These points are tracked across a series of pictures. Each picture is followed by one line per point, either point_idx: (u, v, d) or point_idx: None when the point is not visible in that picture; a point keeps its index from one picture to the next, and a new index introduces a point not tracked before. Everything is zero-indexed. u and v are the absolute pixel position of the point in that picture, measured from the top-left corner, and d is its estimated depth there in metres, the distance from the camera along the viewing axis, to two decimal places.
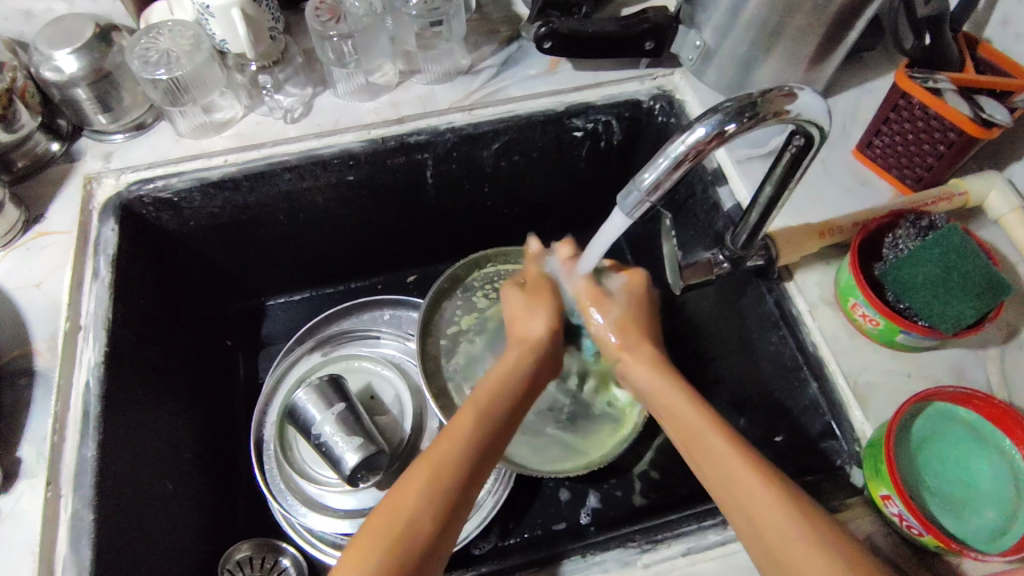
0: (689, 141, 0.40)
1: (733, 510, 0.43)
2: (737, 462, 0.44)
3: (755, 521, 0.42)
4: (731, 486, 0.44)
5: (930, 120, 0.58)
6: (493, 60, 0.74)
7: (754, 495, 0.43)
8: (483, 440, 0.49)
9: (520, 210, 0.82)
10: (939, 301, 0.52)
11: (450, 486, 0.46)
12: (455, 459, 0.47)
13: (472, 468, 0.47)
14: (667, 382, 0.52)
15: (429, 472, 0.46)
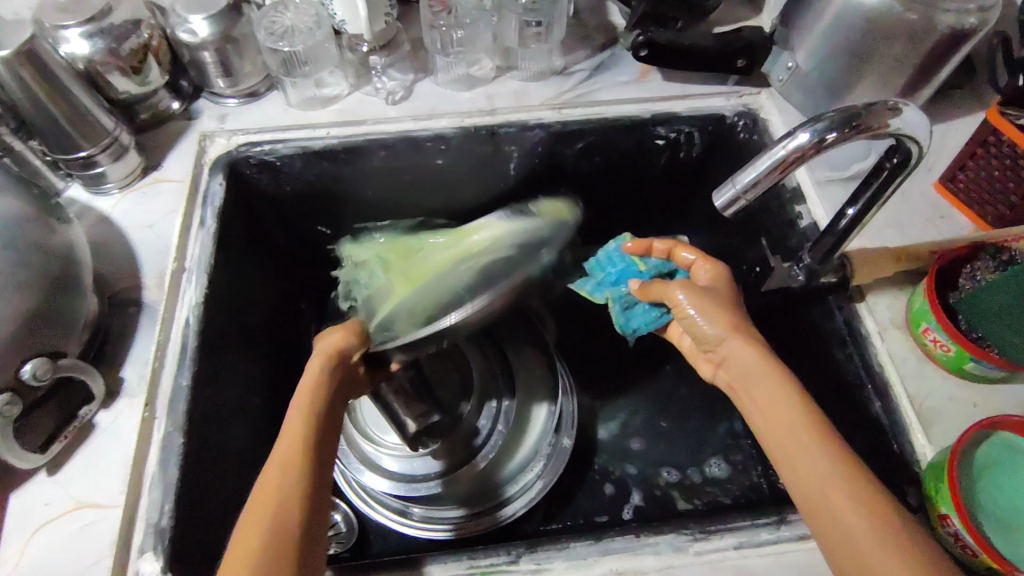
0: (790, 146, 0.42)
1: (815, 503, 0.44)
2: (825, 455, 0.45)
3: (821, 489, 0.44)
4: (815, 474, 0.44)
5: (1020, 158, 0.59)
6: (586, 64, 0.77)
7: (838, 484, 0.43)
8: (308, 461, 0.48)
9: (591, 210, 0.85)
10: (1015, 334, 0.53)
11: (293, 506, 0.45)
12: (283, 485, 0.45)
13: (309, 484, 0.46)
14: (763, 365, 0.52)
15: (274, 495, 0.45)
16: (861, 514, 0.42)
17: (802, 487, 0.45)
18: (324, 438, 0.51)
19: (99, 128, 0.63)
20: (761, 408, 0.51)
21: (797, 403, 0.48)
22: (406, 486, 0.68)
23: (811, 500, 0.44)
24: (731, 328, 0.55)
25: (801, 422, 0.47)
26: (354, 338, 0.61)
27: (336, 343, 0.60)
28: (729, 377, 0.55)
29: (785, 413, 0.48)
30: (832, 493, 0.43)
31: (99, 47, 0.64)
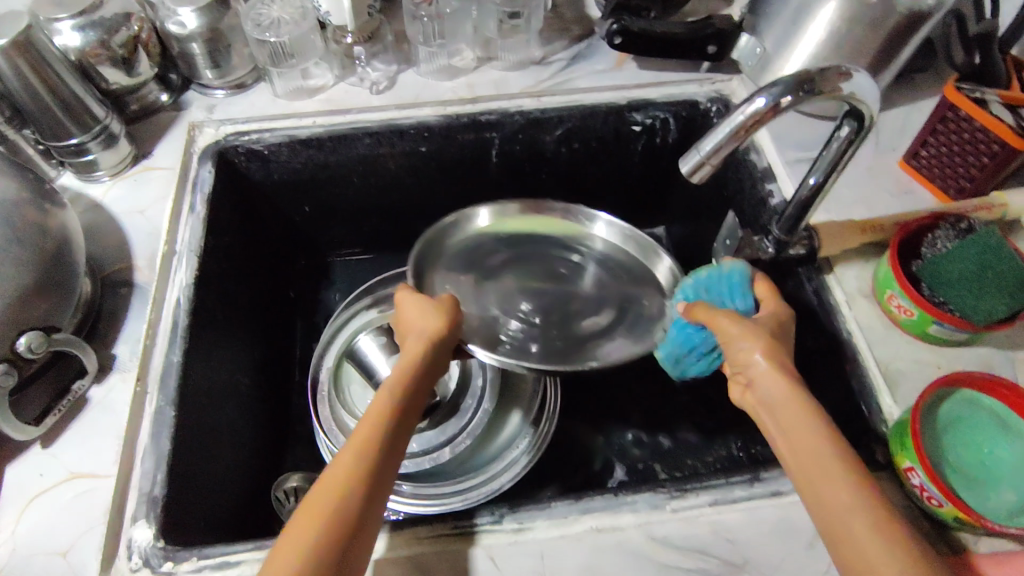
0: (748, 111, 0.44)
1: (842, 547, 0.40)
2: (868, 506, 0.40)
3: (858, 538, 0.39)
4: (848, 520, 0.40)
5: (975, 132, 0.61)
6: (563, 54, 0.80)
7: (874, 538, 0.39)
8: (382, 452, 0.47)
9: (573, 197, 0.87)
10: (972, 295, 0.55)
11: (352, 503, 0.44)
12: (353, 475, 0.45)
13: (375, 482, 0.46)
14: (796, 392, 0.45)
15: (333, 486, 0.45)
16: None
17: (835, 533, 0.41)
18: (400, 430, 0.50)
19: (90, 117, 0.65)
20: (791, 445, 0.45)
21: (833, 448, 0.43)
22: None
23: (841, 545, 0.40)
24: (767, 352, 0.48)
25: (841, 462, 0.42)
26: (445, 320, 0.57)
27: (427, 321, 0.56)
28: (752, 404, 0.48)
29: (816, 451, 0.43)
30: (869, 544, 0.39)
31: (90, 38, 0.66)
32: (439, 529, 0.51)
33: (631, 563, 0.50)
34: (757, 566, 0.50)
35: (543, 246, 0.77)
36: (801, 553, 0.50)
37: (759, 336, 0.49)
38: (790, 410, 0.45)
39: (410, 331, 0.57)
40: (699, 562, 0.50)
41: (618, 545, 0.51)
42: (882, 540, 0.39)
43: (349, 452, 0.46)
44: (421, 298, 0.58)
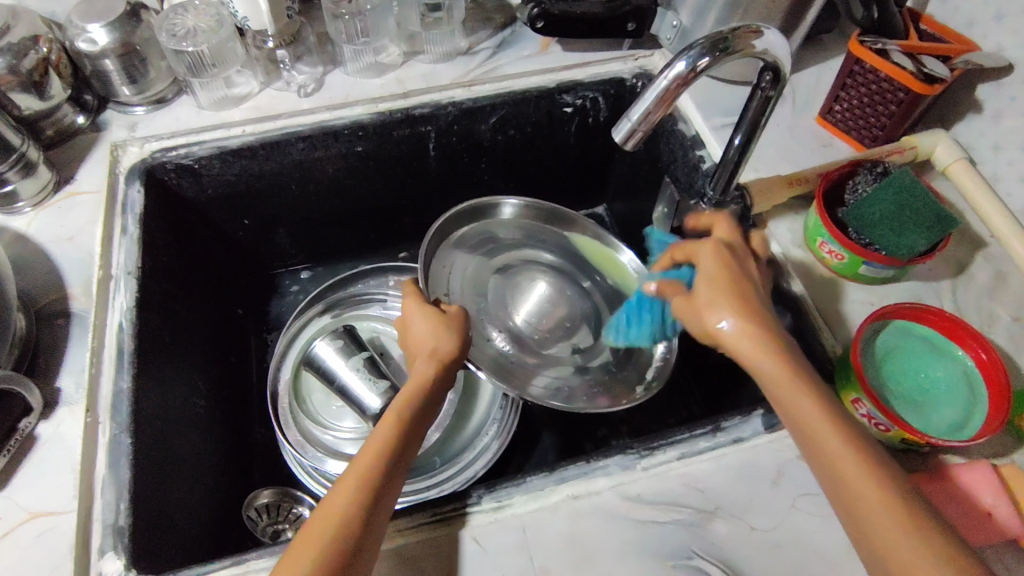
0: (671, 76, 0.46)
1: (847, 511, 0.41)
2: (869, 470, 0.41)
3: (859, 501, 0.41)
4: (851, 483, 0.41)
5: (881, 82, 0.66)
6: (489, 43, 0.81)
7: (875, 498, 0.40)
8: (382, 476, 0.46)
9: (514, 183, 0.89)
10: (895, 233, 0.59)
11: (348, 535, 0.43)
12: (351, 507, 0.44)
13: (375, 512, 0.45)
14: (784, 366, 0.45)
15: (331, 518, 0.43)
16: (910, 545, 0.38)
17: (839, 496, 0.42)
18: (404, 456, 0.49)
19: (4, 145, 0.61)
20: (787, 411, 0.45)
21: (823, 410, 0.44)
22: None
23: (851, 506, 0.41)
24: (738, 314, 0.47)
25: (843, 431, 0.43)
26: (449, 334, 0.56)
27: (436, 339, 0.55)
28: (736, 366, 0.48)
29: (811, 419, 0.43)
30: (871, 508, 0.40)
31: None
32: (420, 519, 0.51)
33: (610, 524, 0.51)
34: (728, 509, 0.52)
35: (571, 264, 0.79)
36: (767, 491, 0.53)
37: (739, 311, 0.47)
38: (781, 389, 0.45)
39: (419, 347, 0.56)
40: (674, 514, 0.52)
41: (595, 508, 0.52)
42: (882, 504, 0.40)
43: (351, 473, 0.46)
44: (424, 313, 0.58)
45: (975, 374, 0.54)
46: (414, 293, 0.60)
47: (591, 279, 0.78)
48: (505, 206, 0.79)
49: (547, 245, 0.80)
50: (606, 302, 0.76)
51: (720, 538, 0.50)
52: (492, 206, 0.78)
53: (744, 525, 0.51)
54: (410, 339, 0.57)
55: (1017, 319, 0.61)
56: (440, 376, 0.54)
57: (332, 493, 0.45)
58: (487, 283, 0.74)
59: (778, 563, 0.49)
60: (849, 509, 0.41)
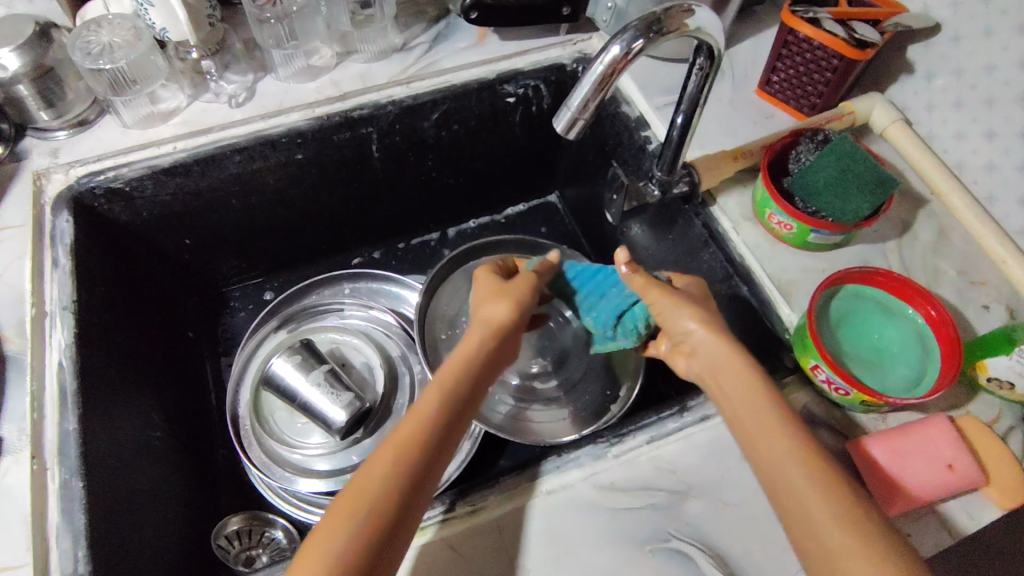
0: (607, 60, 0.46)
1: (786, 506, 0.41)
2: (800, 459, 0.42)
3: (795, 492, 0.41)
4: (787, 474, 0.42)
5: (815, 51, 0.66)
6: (424, 37, 0.79)
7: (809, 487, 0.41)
8: (416, 461, 0.45)
9: (465, 179, 0.87)
10: (840, 199, 0.60)
11: (397, 491, 0.44)
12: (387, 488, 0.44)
13: (419, 473, 0.45)
14: (735, 359, 0.47)
15: (362, 496, 0.43)
16: (836, 523, 0.39)
17: (775, 486, 0.42)
18: (453, 426, 0.48)
19: None
20: (734, 401, 0.46)
21: (770, 404, 0.45)
22: (339, 480, 0.67)
23: (783, 499, 0.41)
24: (701, 321, 0.51)
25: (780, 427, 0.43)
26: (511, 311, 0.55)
27: (494, 309, 0.55)
28: (698, 371, 0.50)
29: (745, 410, 0.45)
30: (814, 502, 0.40)
31: None
32: None
33: (586, 516, 0.51)
34: (701, 488, 0.52)
35: None
36: (737, 466, 0.53)
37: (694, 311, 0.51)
38: (732, 385, 0.46)
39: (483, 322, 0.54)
40: (647, 498, 0.52)
41: (569, 501, 0.52)
42: (821, 492, 0.40)
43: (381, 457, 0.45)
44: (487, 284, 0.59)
45: (926, 331, 0.56)
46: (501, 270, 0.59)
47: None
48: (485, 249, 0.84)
49: None
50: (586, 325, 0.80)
51: (695, 517, 0.51)
52: (472, 252, 0.83)
53: (717, 501, 0.52)
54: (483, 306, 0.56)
55: (961, 273, 0.63)
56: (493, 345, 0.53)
57: (368, 465, 0.45)
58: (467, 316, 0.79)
59: (752, 536, 0.50)
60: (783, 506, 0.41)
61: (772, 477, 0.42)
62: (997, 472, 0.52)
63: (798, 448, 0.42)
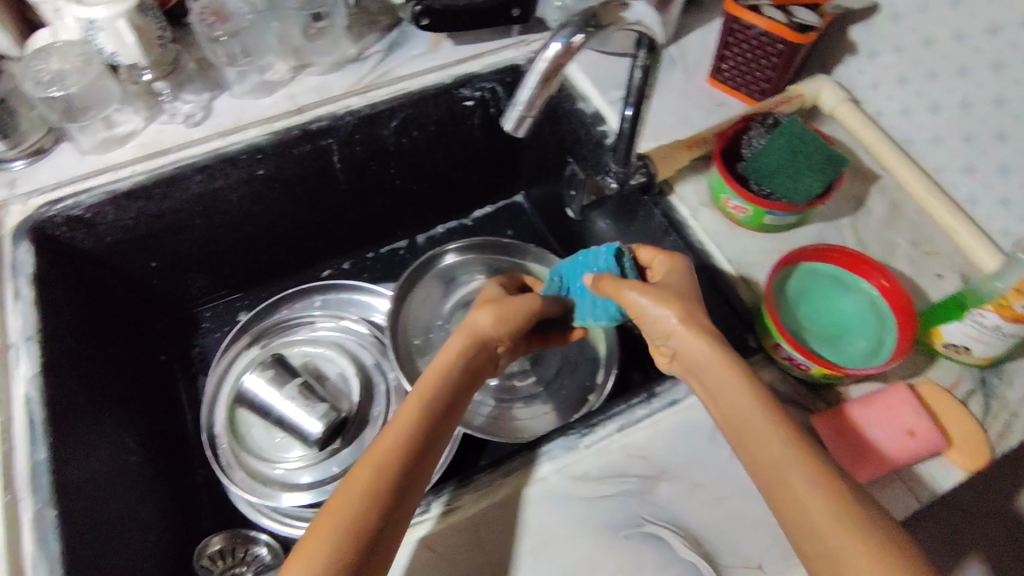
0: (549, 57, 0.46)
1: (788, 509, 0.42)
2: (797, 458, 0.43)
3: (795, 495, 0.42)
4: (785, 476, 0.43)
5: (759, 37, 0.67)
6: (378, 46, 0.79)
7: (809, 488, 0.42)
8: (402, 466, 0.46)
9: (429, 185, 0.88)
10: (791, 180, 0.61)
11: (384, 494, 0.45)
12: (366, 500, 0.44)
13: (404, 476, 0.46)
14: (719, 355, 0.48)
15: (340, 514, 0.43)
16: (835, 519, 0.40)
17: (785, 502, 0.42)
18: (433, 433, 0.50)
19: None
20: (721, 405, 0.47)
21: (769, 414, 0.45)
22: (322, 491, 0.66)
23: (785, 502, 0.42)
24: (682, 317, 0.50)
25: (775, 430, 0.45)
26: (506, 324, 0.57)
27: (475, 318, 0.57)
28: (684, 371, 0.50)
29: (739, 411, 0.46)
30: (816, 504, 0.41)
31: None
32: None
33: (561, 507, 0.52)
34: (671, 471, 0.53)
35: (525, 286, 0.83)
36: (706, 448, 0.54)
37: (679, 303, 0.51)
38: (721, 387, 0.47)
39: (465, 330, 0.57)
40: (620, 486, 0.52)
41: (543, 494, 0.52)
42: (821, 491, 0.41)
43: (365, 465, 0.46)
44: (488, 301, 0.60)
45: (881, 302, 0.58)
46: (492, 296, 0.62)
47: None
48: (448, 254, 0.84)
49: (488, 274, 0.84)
50: None
51: (666, 499, 0.52)
52: (436, 258, 0.83)
53: (688, 483, 0.52)
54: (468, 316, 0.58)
55: (914, 245, 0.64)
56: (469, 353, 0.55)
57: (346, 482, 0.46)
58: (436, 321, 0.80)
59: (723, 515, 0.51)
60: (784, 507, 0.42)
61: (771, 480, 0.43)
62: (958, 436, 0.53)
63: (794, 449, 0.44)
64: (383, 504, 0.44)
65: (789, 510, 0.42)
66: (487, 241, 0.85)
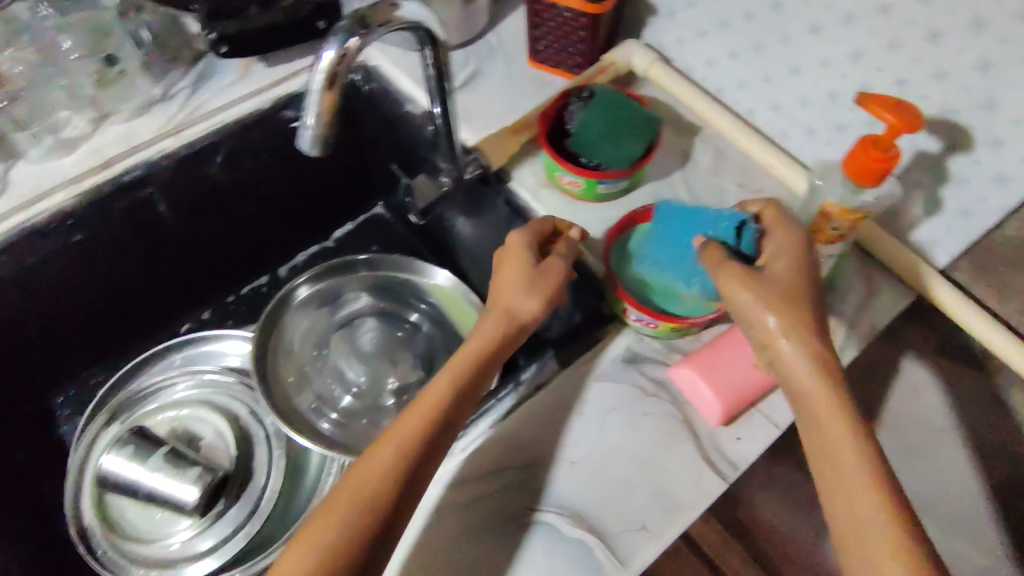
0: (323, 67, 0.45)
1: (845, 530, 0.42)
2: (870, 489, 0.42)
3: (858, 518, 0.41)
4: (856, 506, 0.42)
5: (563, 15, 0.68)
6: (185, 82, 0.75)
7: (875, 521, 0.41)
8: (406, 472, 0.46)
9: (278, 215, 0.84)
10: (613, 148, 0.63)
11: (379, 504, 0.44)
12: (360, 510, 0.44)
13: (407, 485, 0.45)
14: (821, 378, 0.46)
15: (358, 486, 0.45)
16: (890, 551, 0.40)
17: (845, 526, 0.42)
18: (446, 435, 0.48)
19: None
20: (818, 422, 0.45)
21: (856, 442, 0.43)
22: (218, 553, 0.63)
23: (845, 521, 0.42)
24: (783, 321, 0.48)
25: (859, 460, 0.43)
26: (530, 307, 0.54)
27: (518, 299, 0.54)
28: (777, 374, 0.48)
29: (826, 431, 0.44)
30: (875, 533, 0.40)
31: None
32: None
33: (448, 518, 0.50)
34: (548, 455, 0.53)
35: (395, 294, 0.82)
36: (576, 423, 0.55)
37: (786, 303, 0.48)
38: (818, 408, 0.45)
39: (496, 303, 0.55)
40: (500, 481, 0.52)
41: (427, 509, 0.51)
42: (887, 527, 0.40)
43: (371, 465, 0.46)
44: (526, 261, 0.55)
45: None
46: (519, 241, 0.57)
47: (418, 310, 0.81)
48: (301, 290, 0.80)
49: (356, 291, 0.82)
50: (437, 325, 0.80)
51: (547, 484, 0.52)
52: (288, 295, 0.79)
53: (564, 462, 0.53)
54: (504, 286, 0.55)
55: (741, 186, 0.67)
56: (504, 339, 0.53)
57: (371, 453, 0.47)
58: (304, 355, 0.77)
59: (601, 484, 0.52)
60: (842, 525, 0.42)
61: (834, 497, 0.43)
62: None
63: (875, 479, 0.42)
64: (403, 480, 0.45)
65: (846, 529, 0.42)
66: (332, 264, 0.81)
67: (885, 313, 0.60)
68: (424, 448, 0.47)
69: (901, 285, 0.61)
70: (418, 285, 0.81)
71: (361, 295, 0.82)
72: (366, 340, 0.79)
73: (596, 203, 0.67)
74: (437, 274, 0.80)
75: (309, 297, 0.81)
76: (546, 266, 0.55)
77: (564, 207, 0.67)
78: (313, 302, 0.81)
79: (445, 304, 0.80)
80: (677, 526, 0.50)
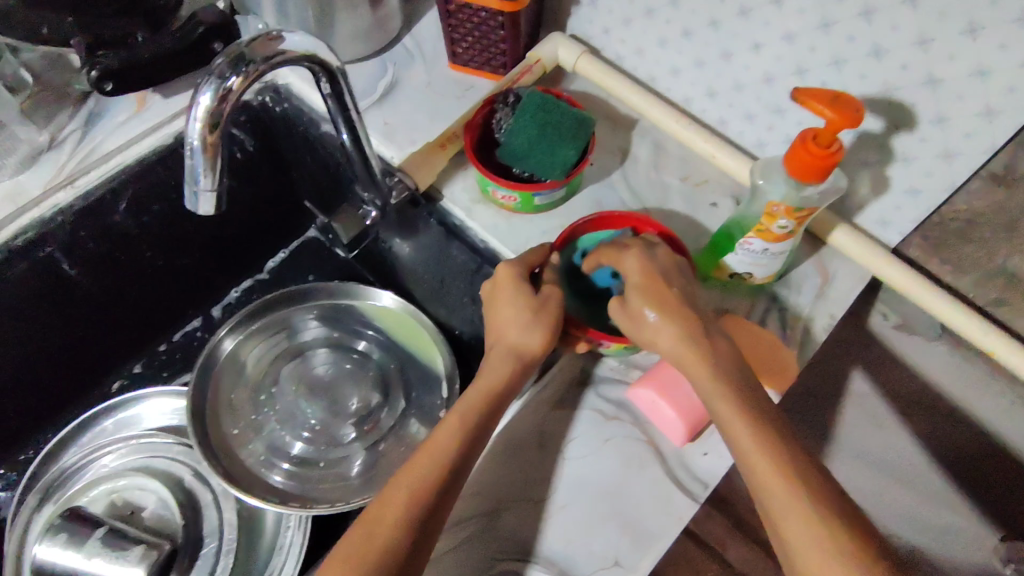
0: (200, 116, 0.40)
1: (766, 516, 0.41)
2: (775, 470, 0.41)
3: (772, 503, 0.40)
4: (764, 490, 0.41)
5: (479, 13, 0.63)
6: (74, 124, 0.69)
7: (788, 503, 0.40)
8: (420, 512, 0.43)
9: (201, 254, 0.78)
10: (546, 156, 0.58)
11: (394, 549, 0.42)
12: (380, 556, 0.41)
13: (425, 527, 0.43)
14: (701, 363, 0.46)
15: (368, 542, 0.42)
16: (806, 529, 0.39)
17: (765, 511, 0.41)
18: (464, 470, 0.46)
19: None
20: (718, 407, 0.45)
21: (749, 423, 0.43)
22: None
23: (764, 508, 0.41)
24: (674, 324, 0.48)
25: (756, 442, 0.42)
26: (539, 340, 0.51)
27: (522, 337, 0.51)
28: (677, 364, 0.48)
29: (725, 416, 0.44)
30: (791, 517, 0.39)
31: None
32: None
33: None
34: (509, 498, 0.50)
35: (340, 326, 0.77)
36: (537, 458, 0.52)
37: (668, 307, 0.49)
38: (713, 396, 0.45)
39: (500, 339, 0.52)
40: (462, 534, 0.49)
41: None
42: (796, 507, 0.39)
43: (388, 507, 0.43)
44: (525, 295, 0.52)
45: None
46: (512, 272, 0.53)
47: (366, 337, 0.76)
48: (227, 340, 0.74)
49: (297, 328, 0.77)
50: (388, 352, 0.75)
51: (511, 531, 0.49)
52: (215, 348, 0.73)
53: (528, 504, 0.50)
54: (502, 319, 0.52)
55: (684, 180, 0.64)
56: (513, 377, 0.51)
57: (386, 495, 0.44)
58: (246, 406, 0.72)
59: (568, 522, 0.49)
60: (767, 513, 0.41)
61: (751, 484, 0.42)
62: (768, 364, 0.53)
63: (775, 458, 0.41)
64: (421, 521, 0.43)
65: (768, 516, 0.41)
66: (271, 299, 0.75)
67: (842, 301, 0.58)
68: (443, 483, 0.44)
69: (855, 269, 0.59)
70: (363, 312, 0.76)
71: (305, 330, 0.76)
72: (317, 377, 0.74)
73: (535, 213, 0.63)
74: (382, 298, 0.75)
75: (243, 342, 0.75)
76: (550, 298, 0.52)
77: (502, 222, 0.63)
78: (252, 345, 0.75)
79: (394, 329, 0.75)
80: (650, 557, 0.48)
